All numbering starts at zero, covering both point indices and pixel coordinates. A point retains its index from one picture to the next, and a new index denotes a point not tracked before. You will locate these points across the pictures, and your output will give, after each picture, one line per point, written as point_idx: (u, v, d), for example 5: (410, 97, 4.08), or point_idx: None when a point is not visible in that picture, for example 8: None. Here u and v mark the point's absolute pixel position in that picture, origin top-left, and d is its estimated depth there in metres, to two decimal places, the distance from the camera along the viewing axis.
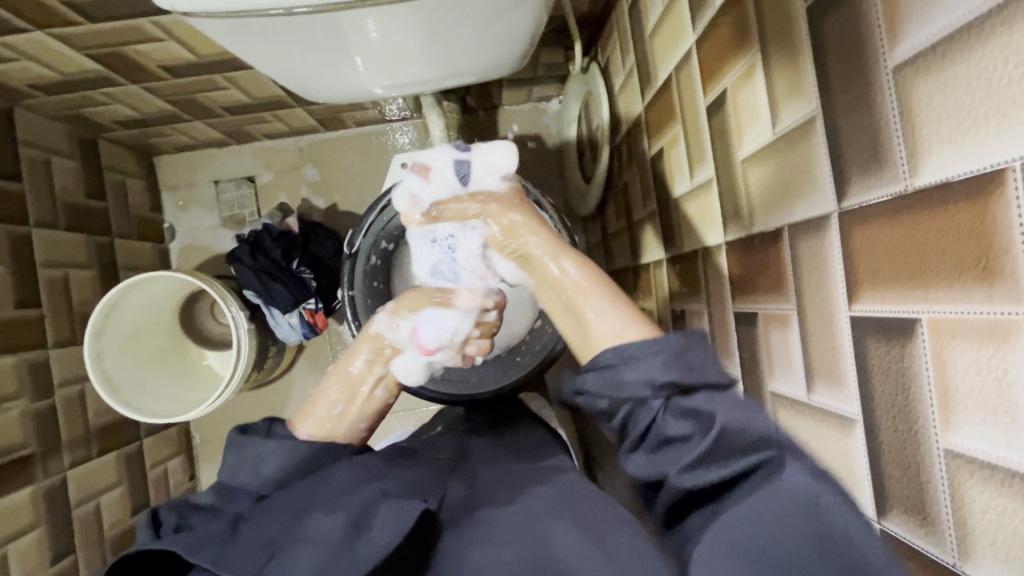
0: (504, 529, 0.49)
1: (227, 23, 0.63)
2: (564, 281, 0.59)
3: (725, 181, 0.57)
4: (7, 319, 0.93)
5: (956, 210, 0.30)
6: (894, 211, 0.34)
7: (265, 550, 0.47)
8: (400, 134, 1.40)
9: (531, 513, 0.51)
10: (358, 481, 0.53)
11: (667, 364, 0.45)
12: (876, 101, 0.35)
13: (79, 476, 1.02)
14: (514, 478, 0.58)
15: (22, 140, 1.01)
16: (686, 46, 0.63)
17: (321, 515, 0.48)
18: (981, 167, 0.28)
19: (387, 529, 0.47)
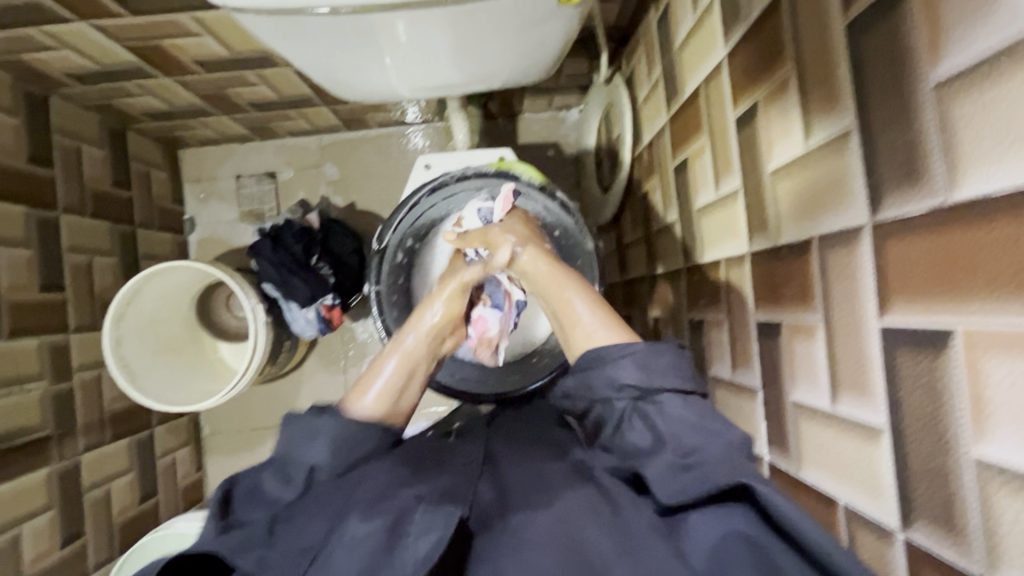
0: (533, 535, 0.49)
1: (269, 20, 0.65)
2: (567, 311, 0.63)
3: (751, 193, 0.58)
4: (31, 302, 0.94)
5: (994, 223, 0.30)
6: (930, 223, 0.35)
7: (306, 553, 0.49)
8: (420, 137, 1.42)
9: (560, 519, 0.50)
10: (392, 483, 0.54)
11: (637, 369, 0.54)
12: (915, 117, 0.36)
13: (93, 460, 1.03)
14: (550, 475, 0.56)
15: (55, 127, 1.03)
16: (717, 59, 0.64)
17: (355, 520, 0.49)
18: (1020, 182, 0.29)
19: (427, 539, 0.48)
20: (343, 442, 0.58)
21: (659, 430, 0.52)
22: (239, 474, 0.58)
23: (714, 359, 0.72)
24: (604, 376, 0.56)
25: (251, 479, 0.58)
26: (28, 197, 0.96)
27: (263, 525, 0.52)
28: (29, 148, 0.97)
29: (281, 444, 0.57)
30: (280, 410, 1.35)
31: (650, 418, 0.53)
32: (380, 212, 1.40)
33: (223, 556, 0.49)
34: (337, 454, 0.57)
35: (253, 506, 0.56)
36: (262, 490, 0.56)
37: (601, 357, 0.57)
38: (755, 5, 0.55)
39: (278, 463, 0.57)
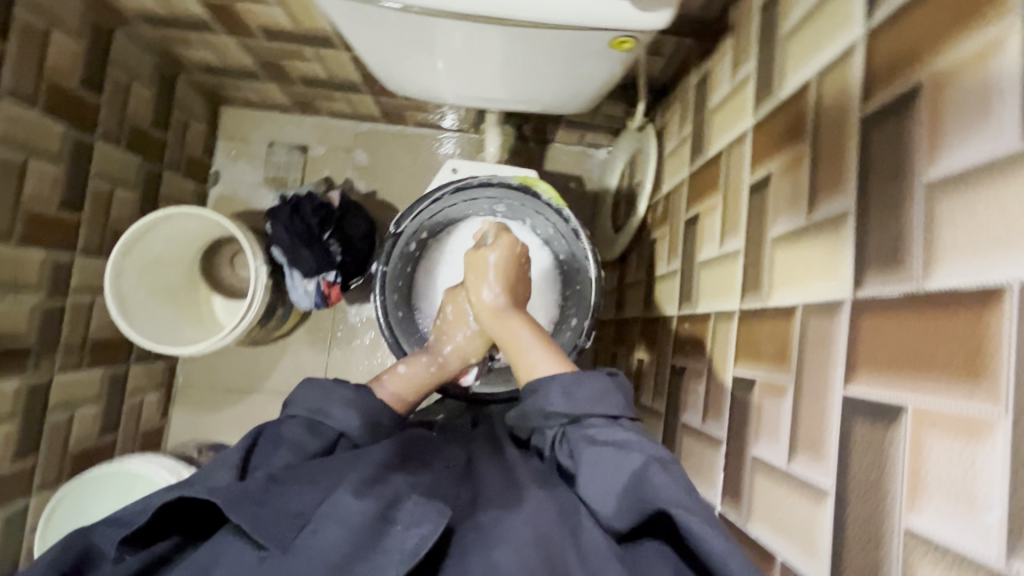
0: (506, 531, 0.46)
1: (342, 3, 0.69)
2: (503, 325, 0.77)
3: (751, 255, 0.62)
4: (47, 215, 0.96)
5: (958, 313, 0.34)
6: (898, 303, 0.38)
7: (297, 519, 0.48)
8: (449, 144, 1.47)
9: (535, 521, 0.48)
10: (384, 468, 0.55)
11: (600, 396, 0.60)
12: (904, 210, 0.39)
13: (65, 382, 1.04)
14: (519, 479, 0.57)
15: (114, 60, 1.07)
16: (744, 128, 0.68)
17: (348, 494, 0.48)
18: (983, 282, 0.32)
19: (413, 531, 0.46)
20: (370, 417, 0.68)
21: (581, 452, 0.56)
22: (266, 424, 0.64)
23: (686, 407, 0.74)
24: (537, 408, 0.63)
25: (276, 431, 0.63)
26: (70, 117, 0.99)
27: (260, 478, 0.50)
28: (83, 72, 1.00)
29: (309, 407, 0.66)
30: (255, 374, 1.37)
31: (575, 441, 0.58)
32: (397, 206, 1.44)
33: (218, 502, 0.47)
34: (363, 428, 0.67)
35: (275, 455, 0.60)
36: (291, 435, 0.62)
37: (536, 391, 0.63)
38: (786, 85, 0.59)
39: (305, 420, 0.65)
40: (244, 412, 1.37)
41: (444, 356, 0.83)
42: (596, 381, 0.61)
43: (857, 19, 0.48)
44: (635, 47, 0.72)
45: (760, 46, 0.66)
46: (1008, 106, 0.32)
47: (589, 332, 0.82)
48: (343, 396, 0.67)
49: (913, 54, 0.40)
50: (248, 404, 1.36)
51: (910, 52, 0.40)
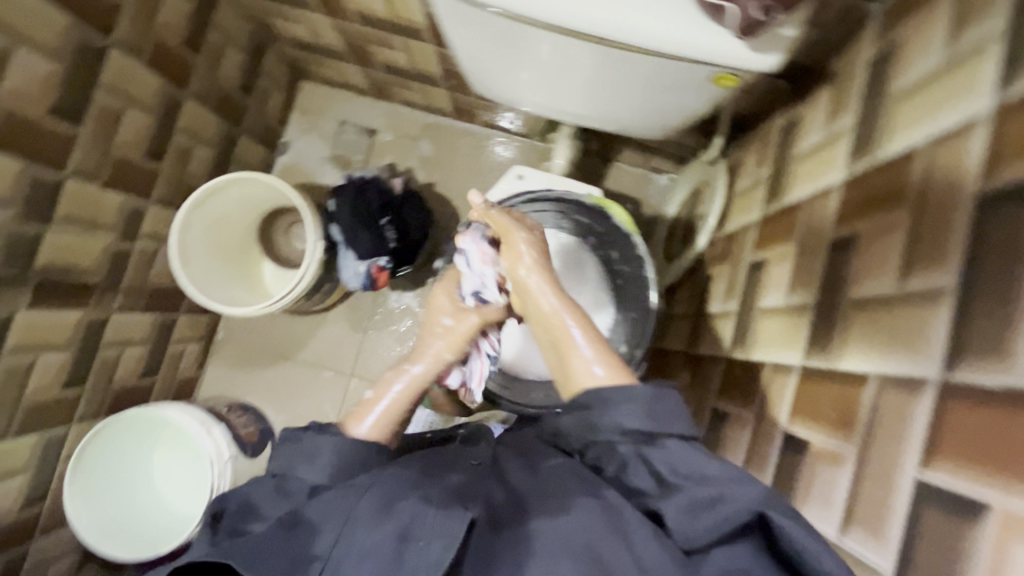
0: (550, 546, 0.49)
1: (451, 2, 0.69)
2: (555, 320, 0.68)
3: (824, 312, 0.60)
4: (133, 162, 1.00)
5: None
6: (1000, 400, 0.37)
7: (303, 560, 0.49)
8: (504, 148, 1.48)
9: (581, 533, 0.49)
10: (397, 481, 0.54)
11: (645, 414, 0.54)
12: (1015, 301, 0.38)
13: (120, 322, 1.08)
14: (558, 483, 0.56)
15: (217, 24, 1.11)
16: (832, 181, 0.66)
17: (362, 530, 0.50)
18: None
19: (437, 546, 0.48)
20: (346, 458, 0.60)
21: (664, 477, 0.53)
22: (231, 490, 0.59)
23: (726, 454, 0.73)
24: (605, 421, 0.56)
25: (249, 495, 0.58)
26: (169, 73, 1.03)
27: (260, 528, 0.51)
28: (187, 32, 1.04)
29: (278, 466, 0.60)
30: (291, 341, 1.41)
31: (652, 464, 0.54)
32: (453, 201, 1.46)
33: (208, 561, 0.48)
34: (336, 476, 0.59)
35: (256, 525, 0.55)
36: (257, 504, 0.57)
37: (600, 404, 0.56)
38: (888, 146, 0.57)
39: (275, 480, 0.59)
40: (275, 376, 1.41)
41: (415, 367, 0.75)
42: (669, 397, 0.55)
43: (985, 92, 0.46)
44: (735, 85, 0.71)
45: (864, 101, 0.64)
46: None
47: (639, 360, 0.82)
48: (306, 443, 0.60)
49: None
50: (280, 369, 1.41)
51: None
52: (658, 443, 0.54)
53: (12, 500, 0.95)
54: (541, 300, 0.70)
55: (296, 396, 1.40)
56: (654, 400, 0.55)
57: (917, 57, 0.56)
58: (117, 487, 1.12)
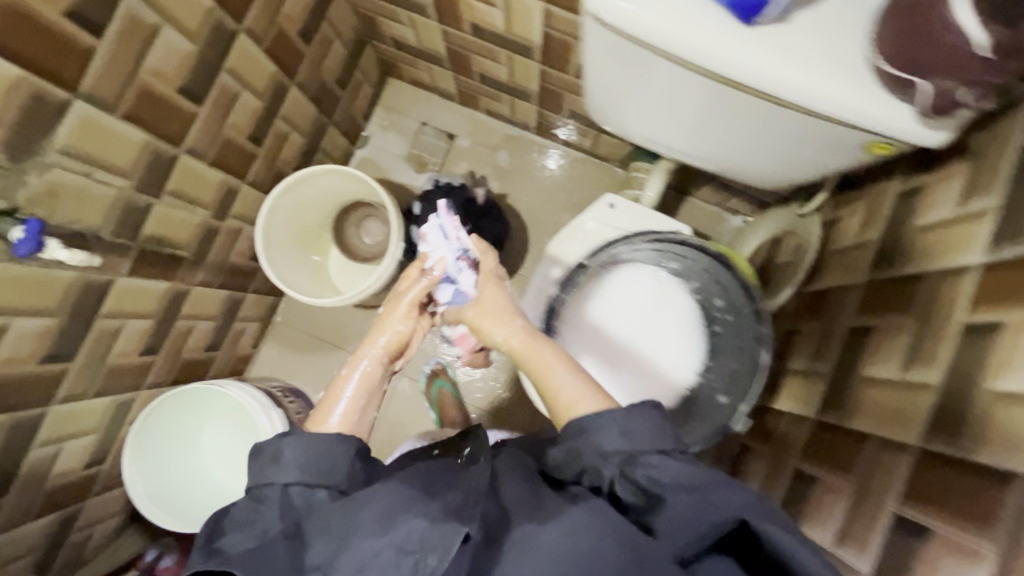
0: (551, 553, 0.48)
1: (612, 33, 0.65)
2: (537, 357, 0.75)
3: (953, 397, 0.58)
4: (238, 144, 1.02)
5: None
6: None
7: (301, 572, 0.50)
8: (552, 158, 1.48)
9: (594, 537, 0.49)
10: (383, 492, 0.53)
11: (629, 434, 0.58)
12: None
13: (198, 295, 1.10)
14: (549, 496, 0.56)
15: (330, 18, 1.13)
16: (966, 261, 0.65)
17: (366, 543, 0.49)
18: None
19: (434, 555, 0.48)
20: (314, 459, 0.58)
21: (649, 487, 0.54)
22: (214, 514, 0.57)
23: (814, 519, 0.73)
24: (590, 444, 0.59)
25: (233, 516, 0.56)
26: (283, 62, 1.04)
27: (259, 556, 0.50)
28: (305, 23, 1.06)
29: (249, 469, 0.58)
30: (347, 332, 1.42)
31: (637, 479, 0.55)
32: (523, 214, 1.46)
33: None
34: (309, 474, 0.58)
35: (242, 535, 0.54)
36: (244, 527, 0.54)
37: (586, 429, 0.60)
38: None
39: (252, 493, 0.57)
40: (327, 365, 1.42)
41: (365, 364, 0.82)
42: (644, 413, 0.59)
43: None
44: (887, 152, 0.68)
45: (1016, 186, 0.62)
46: None
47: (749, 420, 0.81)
48: (280, 447, 0.58)
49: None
50: (333, 358, 1.42)
51: None
52: (638, 458, 0.56)
53: (79, 458, 0.97)
54: (517, 341, 0.78)
55: None
56: (628, 414, 0.59)
57: None
58: (172, 455, 1.14)
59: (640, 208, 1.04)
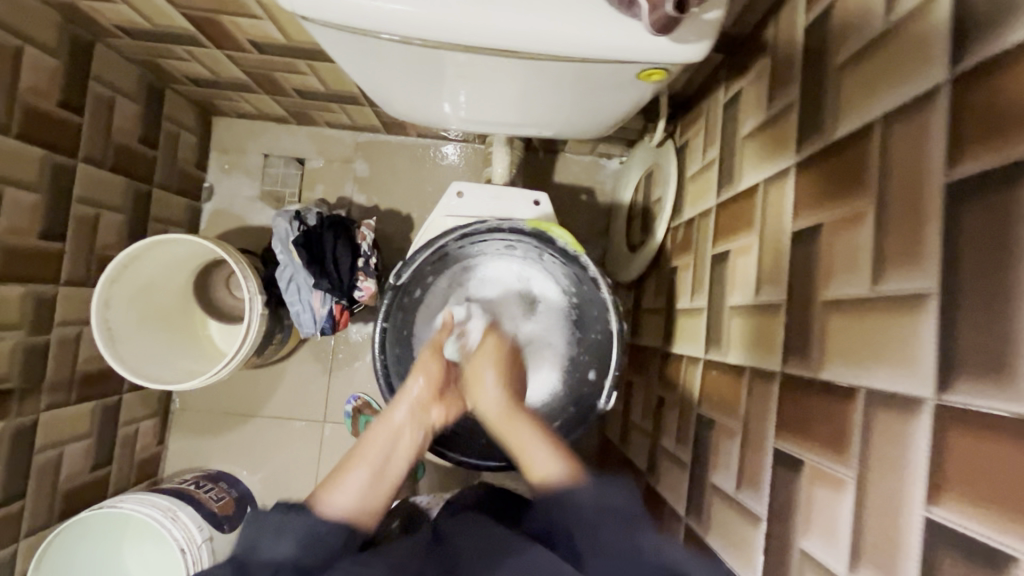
0: None
1: (341, 35, 0.61)
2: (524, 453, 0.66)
3: (795, 315, 0.55)
4: (27, 248, 0.90)
5: (899, 411, 0.39)
6: (896, 398, 0.40)
7: None
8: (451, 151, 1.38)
9: None
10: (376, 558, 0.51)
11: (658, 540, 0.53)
12: (909, 280, 0.40)
13: (51, 420, 0.98)
14: (502, 545, 0.55)
15: (95, 75, 0.99)
16: (784, 164, 0.61)
17: None
18: (908, 389, 0.39)
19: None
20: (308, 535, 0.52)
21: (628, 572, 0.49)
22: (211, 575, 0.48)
23: (715, 466, 0.68)
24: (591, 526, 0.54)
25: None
26: (47, 141, 0.91)
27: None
28: (60, 92, 0.92)
29: (240, 548, 0.50)
30: (254, 398, 1.32)
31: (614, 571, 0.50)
32: (400, 218, 1.36)
33: None
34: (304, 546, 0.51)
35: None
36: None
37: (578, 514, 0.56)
38: (840, 125, 0.51)
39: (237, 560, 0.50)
40: (243, 438, 1.32)
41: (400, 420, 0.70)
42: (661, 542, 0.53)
43: (937, 64, 0.40)
44: (664, 79, 0.63)
45: (807, 73, 0.58)
46: None
47: (609, 391, 0.77)
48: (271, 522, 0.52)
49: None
50: (247, 430, 1.31)
51: None
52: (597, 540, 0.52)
53: None
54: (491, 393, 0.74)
55: (271, 456, 1.31)
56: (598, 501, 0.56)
57: (853, 27, 0.51)
58: None
59: (489, 188, 0.96)
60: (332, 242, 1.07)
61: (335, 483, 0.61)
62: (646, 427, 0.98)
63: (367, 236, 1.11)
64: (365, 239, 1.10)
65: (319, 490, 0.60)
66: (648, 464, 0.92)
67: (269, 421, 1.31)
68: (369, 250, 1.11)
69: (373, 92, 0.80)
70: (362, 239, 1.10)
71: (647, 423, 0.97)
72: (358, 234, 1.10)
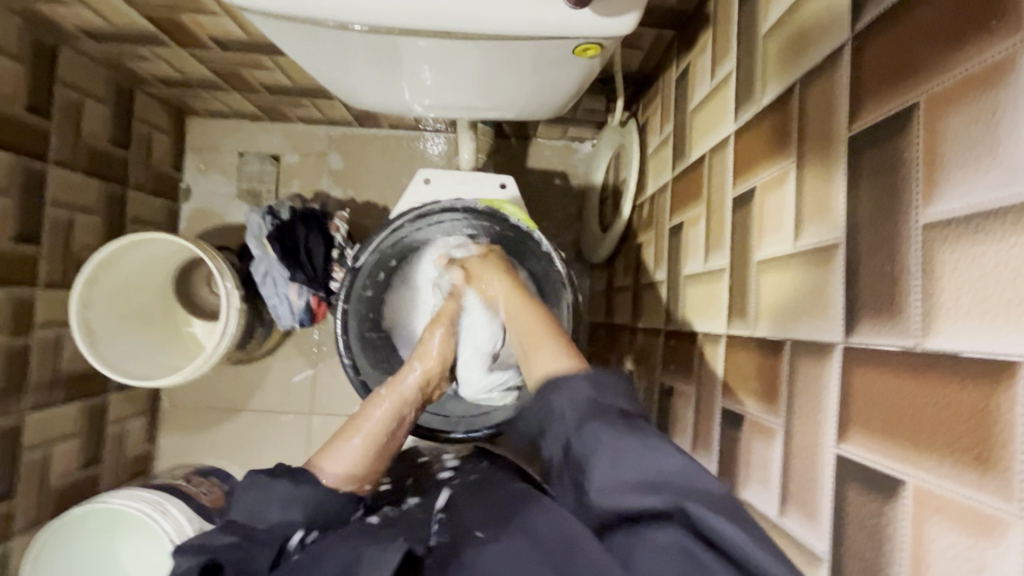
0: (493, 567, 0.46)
1: (286, 25, 0.62)
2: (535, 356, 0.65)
3: (736, 276, 0.57)
4: (2, 252, 0.91)
5: (814, 358, 0.41)
6: (811, 346, 0.42)
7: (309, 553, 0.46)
8: (433, 144, 1.40)
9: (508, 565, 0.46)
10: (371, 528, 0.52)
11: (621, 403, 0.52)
12: (822, 233, 0.42)
13: (37, 420, 1.00)
14: (507, 507, 0.57)
15: (61, 79, 1.00)
16: (725, 133, 0.62)
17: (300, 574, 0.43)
18: (820, 337, 0.41)
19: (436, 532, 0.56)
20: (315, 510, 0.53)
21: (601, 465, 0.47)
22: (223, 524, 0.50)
23: (675, 431, 0.70)
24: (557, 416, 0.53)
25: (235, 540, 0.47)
26: (16, 146, 0.92)
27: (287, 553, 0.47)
28: (26, 97, 0.93)
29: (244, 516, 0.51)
30: (240, 393, 1.34)
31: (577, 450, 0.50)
32: (377, 209, 1.37)
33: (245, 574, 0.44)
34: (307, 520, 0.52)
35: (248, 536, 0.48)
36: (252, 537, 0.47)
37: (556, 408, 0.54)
38: (768, 90, 0.53)
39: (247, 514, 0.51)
40: (231, 433, 1.34)
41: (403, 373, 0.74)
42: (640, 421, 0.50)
43: (841, 24, 0.42)
44: (600, 54, 0.65)
45: (742, 42, 0.60)
46: (1014, 138, 0.27)
47: None
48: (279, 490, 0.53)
49: (918, 57, 0.34)
50: (235, 425, 1.33)
51: (912, 59, 0.34)
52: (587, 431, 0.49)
53: None
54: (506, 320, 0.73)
55: (260, 449, 1.33)
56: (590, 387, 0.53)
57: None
58: None
59: (449, 175, 0.97)
60: (305, 234, 1.08)
61: (328, 447, 0.64)
62: None
63: (339, 226, 1.13)
64: (337, 230, 1.12)
65: (314, 457, 0.63)
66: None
67: (256, 415, 1.33)
68: (342, 240, 1.13)
69: (332, 86, 0.82)
70: (335, 230, 1.12)
71: None
72: (330, 225, 1.12)
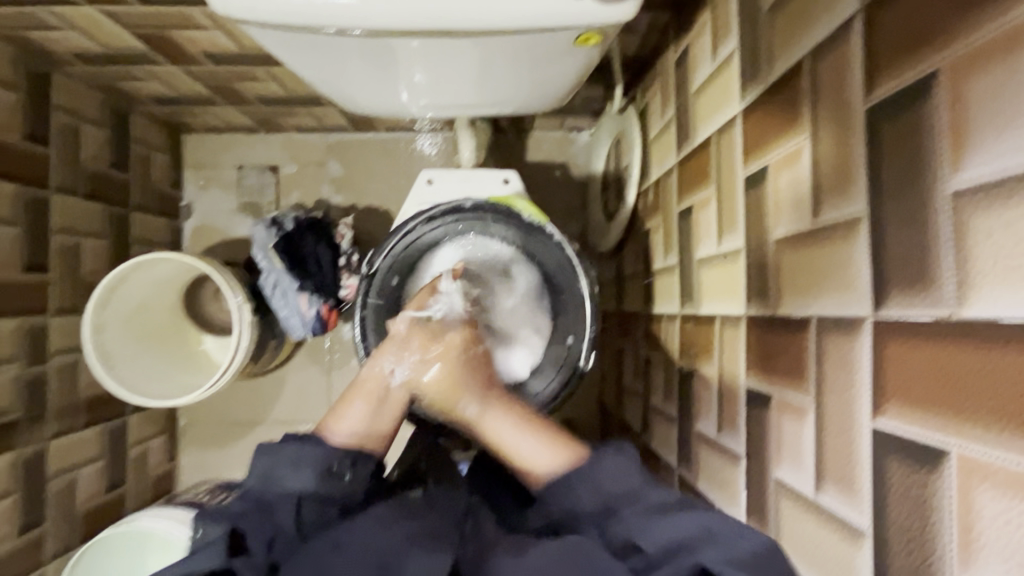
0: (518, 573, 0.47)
1: (283, 34, 0.62)
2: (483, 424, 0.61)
3: (754, 256, 0.56)
4: (13, 282, 0.91)
5: (843, 334, 0.41)
6: (837, 322, 0.42)
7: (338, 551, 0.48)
8: (428, 143, 1.39)
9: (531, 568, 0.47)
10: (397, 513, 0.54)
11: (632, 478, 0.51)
12: (842, 207, 0.42)
13: (61, 447, 1.01)
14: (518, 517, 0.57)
15: (56, 105, 1.00)
16: (731, 113, 0.62)
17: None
18: (847, 312, 0.41)
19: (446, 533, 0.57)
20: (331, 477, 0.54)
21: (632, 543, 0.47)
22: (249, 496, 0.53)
23: (699, 414, 0.70)
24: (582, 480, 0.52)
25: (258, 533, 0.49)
26: (19, 175, 0.92)
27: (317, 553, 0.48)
28: (23, 125, 0.93)
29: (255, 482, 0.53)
30: (257, 405, 1.34)
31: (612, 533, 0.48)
32: (378, 213, 1.37)
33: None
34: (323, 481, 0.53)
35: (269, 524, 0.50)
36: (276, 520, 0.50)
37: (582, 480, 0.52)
38: (776, 67, 0.52)
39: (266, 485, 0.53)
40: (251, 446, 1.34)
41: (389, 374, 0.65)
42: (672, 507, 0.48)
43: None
44: (601, 42, 0.65)
45: (744, 20, 0.59)
46: None
47: (589, 353, 0.80)
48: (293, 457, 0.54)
49: (934, 24, 0.33)
50: (254, 438, 1.34)
51: (927, 25, 0.34)
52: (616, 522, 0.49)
53: None
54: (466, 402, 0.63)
55: None
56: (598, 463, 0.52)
57: None
58: None
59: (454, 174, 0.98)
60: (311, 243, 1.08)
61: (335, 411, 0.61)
62: (637, 389, 1.00)
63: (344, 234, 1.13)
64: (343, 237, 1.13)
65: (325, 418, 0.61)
66: (641, 424, 0.95)
67: (274, 427, 1.34)
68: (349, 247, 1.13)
69: (330, 93, 0.81)
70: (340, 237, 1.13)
71: (637, 385, 0.99)
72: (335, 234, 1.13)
